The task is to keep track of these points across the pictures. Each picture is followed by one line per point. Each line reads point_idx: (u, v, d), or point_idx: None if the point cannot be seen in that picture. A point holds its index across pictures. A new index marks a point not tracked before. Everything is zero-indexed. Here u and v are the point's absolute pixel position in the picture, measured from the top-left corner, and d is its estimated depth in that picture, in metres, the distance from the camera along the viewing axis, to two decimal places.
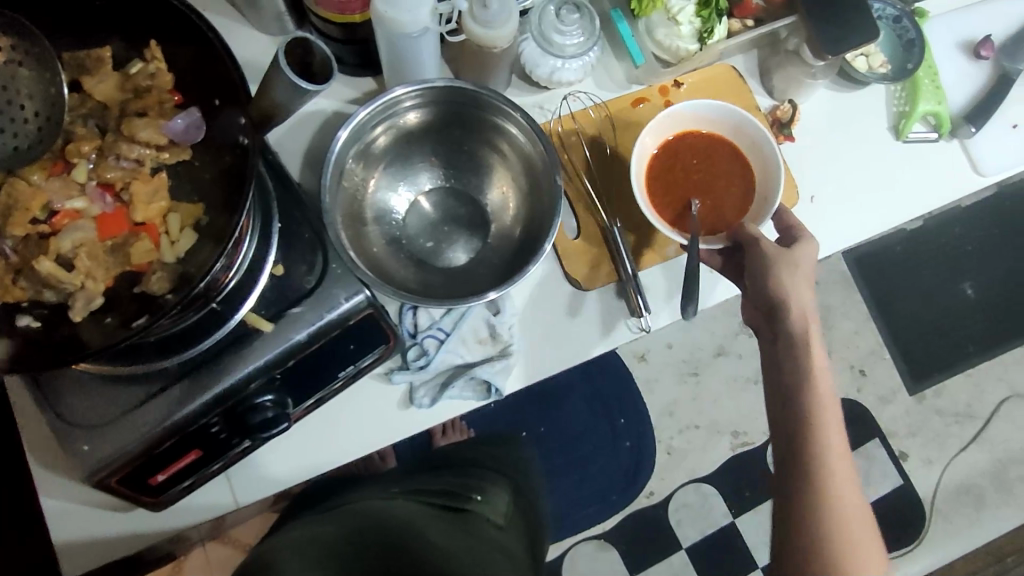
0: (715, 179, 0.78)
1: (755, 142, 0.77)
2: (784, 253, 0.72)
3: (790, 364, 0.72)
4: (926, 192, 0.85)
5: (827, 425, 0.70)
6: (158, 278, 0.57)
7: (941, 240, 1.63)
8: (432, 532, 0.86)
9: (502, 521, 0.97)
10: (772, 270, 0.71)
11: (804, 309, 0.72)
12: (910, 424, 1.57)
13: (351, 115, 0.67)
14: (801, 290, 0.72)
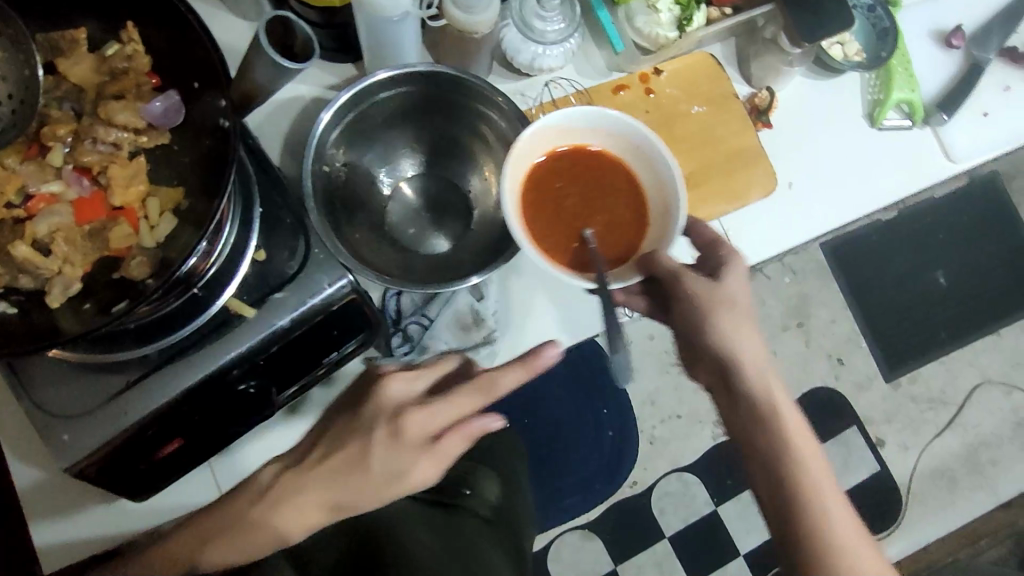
0: (608, 200, 0.71)
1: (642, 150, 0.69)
2: (716, 288, 0.63)
3: (751, 422, 0.62)
4: (899, 178, 0.87)
5: (812, 482, 0.59)
6: (139, 262, 0.57)
7: (915, 229, 1.66)
8: (415, 528, 0.84)
9: (490, 516, 0.94)
10: (705, 310, 0.62)
11: (752, 356, 0.62)
12: (886, 410, 1.60)
13: (332, 100, 0.67)
14: (749, 343, 0.62)
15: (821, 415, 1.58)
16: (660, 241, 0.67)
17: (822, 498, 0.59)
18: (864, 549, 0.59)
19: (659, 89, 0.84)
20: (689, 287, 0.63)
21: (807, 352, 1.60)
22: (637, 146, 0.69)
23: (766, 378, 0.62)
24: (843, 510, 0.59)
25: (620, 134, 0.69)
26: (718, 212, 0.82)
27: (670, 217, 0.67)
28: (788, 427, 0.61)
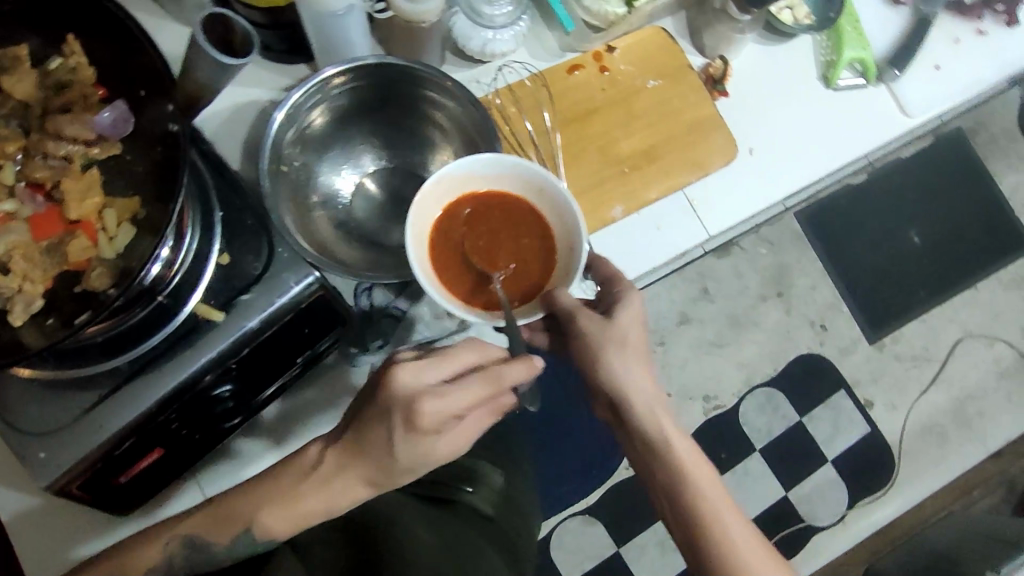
0: (514, 237, 0.71)
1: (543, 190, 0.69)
2: (610, 326, 0.65)
3: (644, 445, 0.67)
4: (858, 136, 0.88)
5: (708, 500, 0.65)
6: (100, 274, 0.57)
7: (885, 191, 1.68)
8: (416, 525, 0.80)
9: (490, 511, 0.97)
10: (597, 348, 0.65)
11: (643, 386, 0.67)
12: (872, 371, 1.62)
13: (284, 98, 0.67)
14: (640, 375, 0.66)
15: (808, 382, 1.60)
16: (564, 278, 0.68)
17: (709, 511, 0.64)
18: (752, 555, 0.64)
19: (614, 66, 0.84)
20: (586, 327, 0.65)
21: (790, 321, 1.61)
22: (538, 187, 0.69)
23: (655, 406, 0.67)
24: (730, 518, 0.65)
25: (521, 174, 0.69)
26: (683, 183, 0.83)
27: (574, 256, 0.67)
28: (676, 448, 0.66)
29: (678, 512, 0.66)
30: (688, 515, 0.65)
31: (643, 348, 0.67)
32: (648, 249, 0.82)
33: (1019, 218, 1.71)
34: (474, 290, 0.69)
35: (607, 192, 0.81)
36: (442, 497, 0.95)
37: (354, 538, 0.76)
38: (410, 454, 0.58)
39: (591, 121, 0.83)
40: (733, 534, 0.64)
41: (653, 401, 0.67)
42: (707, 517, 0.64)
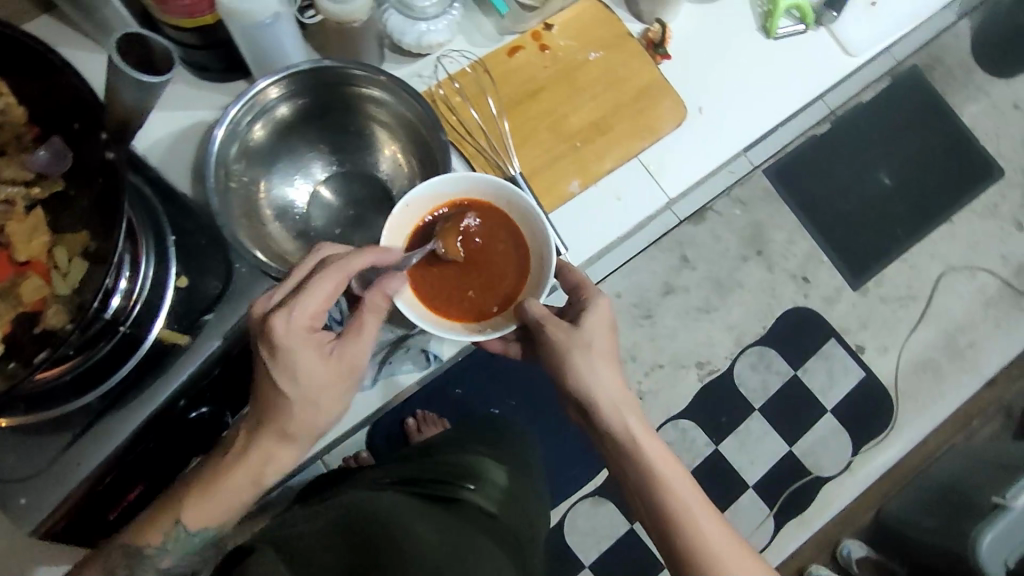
0: (488, 243, 0.74)
1: (513, 205, 0.72)
2: (576, 329, 0.69)
3: (620, 455, 0.67)
4: (804, 82, 0.88)
5: (681, 496, 0.64)
6: (56, 311, 0.56)
7: (849, 137, 1.68)
8: (419, 524, 0.79)
9: (495, 509, 0.96)
10: (564, 355, 0.68)
11: (610, 393, 0.68)
12: (859, 316, 1.63)
13: (222, 115, 0.67)
14: (607, 383, 0.68)
15: (798, 335, 1.61)
16: (538, 289, 0.71)
17: (688, 521, 0.63)
18: (738, 566, 0.61)
19: (553, 43, 0.84)
20: (554, 335, 0.68)
21: (772, 277, 1.62)
22: (509, 200, 0.72)
23: (626, 413, 0.68)
24: (711, 527, 0.63)
25: (491, 190, 0.72)
26: (636, 150, 0.83)
27: (546, 267, 0.71)
28: (649, 456, 0.66)
29: (658, 524, 0.64)
30: (667, 526, 0.63)
31: (610, 353, 0.70)
32: (610, 220, 0.82)
33: (985, 147, 1.71)
34: (453, 305, 0.72)
35: (562, 169, 0.82)
36: (445, 495, 0.94)
37: (358, 535, 0.75)
38: (283, 375, 0.58)
39: (537, 100, 0.83)
40: (715, 544, 0.62)
41: (620, 402, 0.68)
42: (686, 527, 0.62)
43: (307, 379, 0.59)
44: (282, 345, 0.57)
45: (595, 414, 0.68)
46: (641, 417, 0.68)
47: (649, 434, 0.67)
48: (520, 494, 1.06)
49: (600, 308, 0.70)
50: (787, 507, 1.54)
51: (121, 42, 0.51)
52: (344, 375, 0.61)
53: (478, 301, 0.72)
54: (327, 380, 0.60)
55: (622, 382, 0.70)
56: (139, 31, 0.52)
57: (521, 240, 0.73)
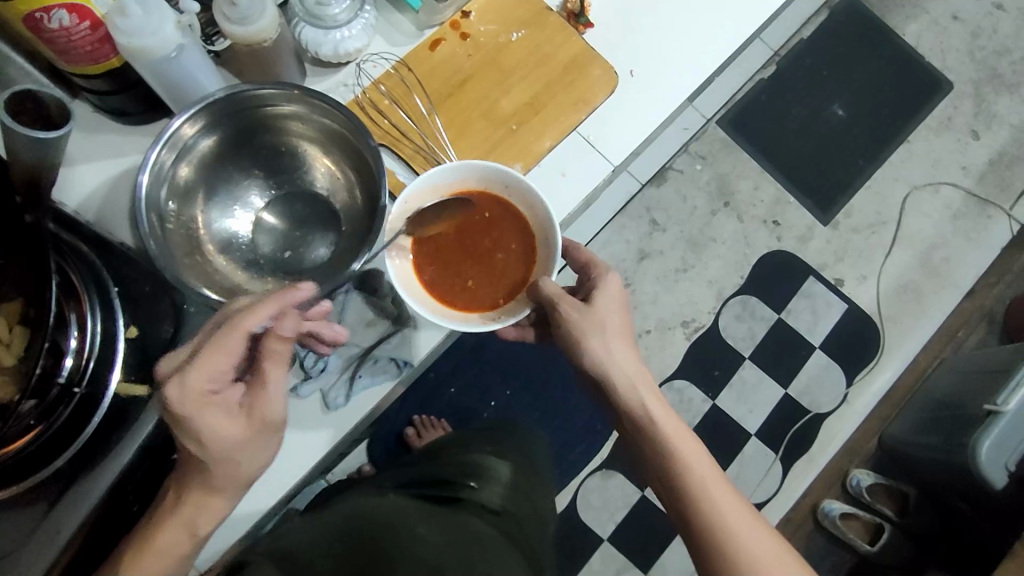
0: (490, 234, 0.74)
1: (512, 189, 0.72)
2: (590, 309, 0.69)
3: (637, 437, 0.67)
4: (730, 28, 0.88)
5: (694, 471, 0.64)
6: (3, 384, 0.57)
7: (798, 75, 1.68)
8: (417, 526, 0.79)
9: (498, 506, 0.94)
10: (579, 335, 0.68)
11: (625, 374, 0.68)
12: (834, 250, 1.64)
13: (143, 160, 0.65)
14: (622, 366, 0.68)
15: (776, 278, 1.61)
16: (547, 269, 0.71)
17: (708, 502, 0.62)
18: (761, 549, 0.60)
19: (473, 30, 0.83)
20: (569, 313, 0.68)
21: (743, 226, 1.62)
22: (505, 184, 0.72)
23: (644, 395, 0.68)
24: (731, 509, 0.62)
25: (485, 178, 0.72)
26: (571, 123, 0.82)
27: (552, 245, 0.71)
28: (667, 437, 0.65)
29: (676, 502, 0.64)
30: (685, 507, 0.63)
31: (624, 331, 0.70)
32: (559, 197, 0.81)
33: (930, 62, 1.72)
34: (466, 298, 0.72)
35: (503, 155, 0.81)
36: (447, 497, 0.93)
37: (355, 541, 0.76)
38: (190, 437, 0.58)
39: (468, 89, 0.82)
40: (735, 525, 0.61)
41: (636, 380, 0.68)
42: (704, 508, 0.62)
43: (217, 441, 0.58)
44: (182, 412, 0.56)
45: (612, 395, 0.68)
46: (660, 401, 0.68)
47: (667, 409, 0.67)
48: (530, 492, 1.06)
49: (612, 291, 0.71)
50: (793, 449, 1.55)
51: (10, 102, 0.50)
52: (259, 429, 0.60)
53: (490, 290, 0.73)
54: (239, 439, 0.59)
55: (640, 365, 0.70)
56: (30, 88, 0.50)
57: (524, 221, 0.73)
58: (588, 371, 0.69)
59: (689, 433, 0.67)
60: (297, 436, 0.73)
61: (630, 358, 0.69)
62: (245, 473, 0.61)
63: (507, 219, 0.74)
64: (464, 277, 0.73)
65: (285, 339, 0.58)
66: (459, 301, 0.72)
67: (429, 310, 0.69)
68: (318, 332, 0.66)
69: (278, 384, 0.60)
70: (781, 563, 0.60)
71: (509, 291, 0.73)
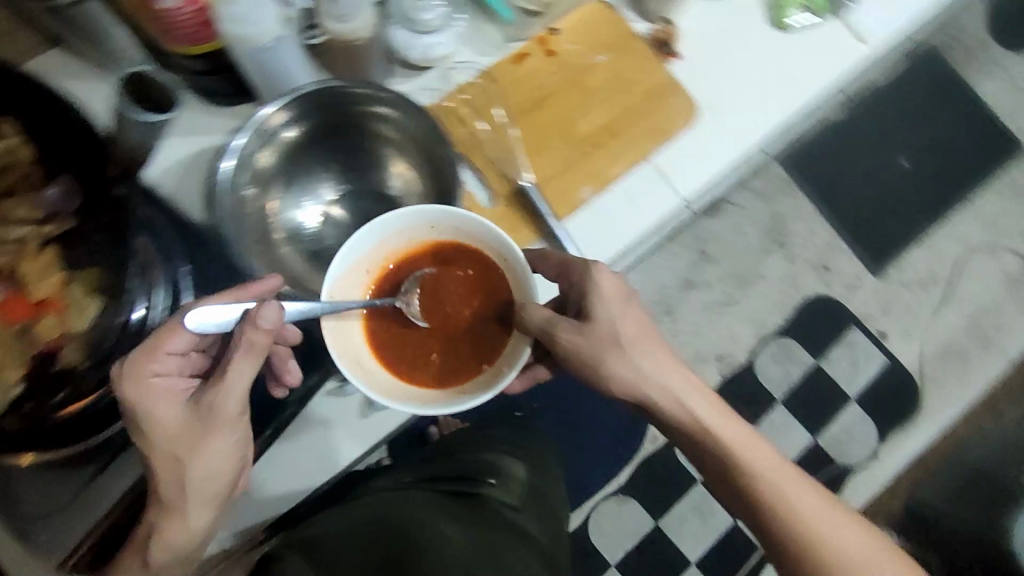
0: (459, 299, 0.69)
1: (448, 226, 0.67)
2: (590, 325, 0.64)
3: (700, 455, 0.64)
4: (817, 72, 0.86)
5: (758, 475, 0.62)
6: (73, 348, 0.59)
7: (867, 121, 1.65)
8: (442, 521, 0.79)
9: (517, 502, 0.96)
10: (597, 362, 0.64)
11: (672, 392, 0.64)
12: (881, 303, 1.60)
13: (228, 145, 0.67)
14: (661, 385, 0.64)
15: (820, 324, 1.58)
16: (523, 292, 0.65)
17: (794, 517, 0.60)
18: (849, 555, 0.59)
19: (560, 47, 0.83)
20: (565, 337, 0.63)
21: (793, 268, 1.59)
22: (432, 225, 0.67)
23: (698, 409, 0.64)
24: (815, 518, 0.61)
25: (409, 229, 0.67)
26: (647, 152, 0.82)
27: (517, 269, 0.65)
28: (737, 452, 0.62)
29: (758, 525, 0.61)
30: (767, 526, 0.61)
31: (643, 334, 0.65)
32: (627, 224, 0.80)
33: (1005, 124, 1.67)
34: (450, 369, 0.67)
35: (576, 176, 0.80)
36: (468, 492, 0.94)
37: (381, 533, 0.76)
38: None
39: (547, 107, 0.82)
40: (822, 534, 0.60)
41: (679, 382, 0.64)
42: (789, 524, 0.60)
43: (159, 430, 0.56)
44: (126, 394, 0.56)
45: (668, 416, 0.64)
46: (716, 407, 0.65)
47: (719, 410, 0.65)
48: (545, 483, 1.07)
49: (607, 293, 0.64)
50: None
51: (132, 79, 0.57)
52: (202, 425, 0.57)
53: (473, 353, 0.67)
54: (181, 430, 0.57)
55: (687, 372, 0.65)
56: (142, 70, 0.58)
57: (473, 250, 0.68)
58: (622, 396, 0.65)
59: (753, 438, 0.64)
60: (337, 433, 0.73)
61: (675, 367, 0.65)
62: (195, 478, 0.57)
63: (458, 257, 0.68)
64: (427, 350, 0.68)
65: (265, 332, 0.55)
66: (434, 373, 0.66)
67: (415, 404, 0.63)
68: (274, 358, 0.68)
69: (233, 382, 0.56)
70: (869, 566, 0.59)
71: (493, 339, 0.67)
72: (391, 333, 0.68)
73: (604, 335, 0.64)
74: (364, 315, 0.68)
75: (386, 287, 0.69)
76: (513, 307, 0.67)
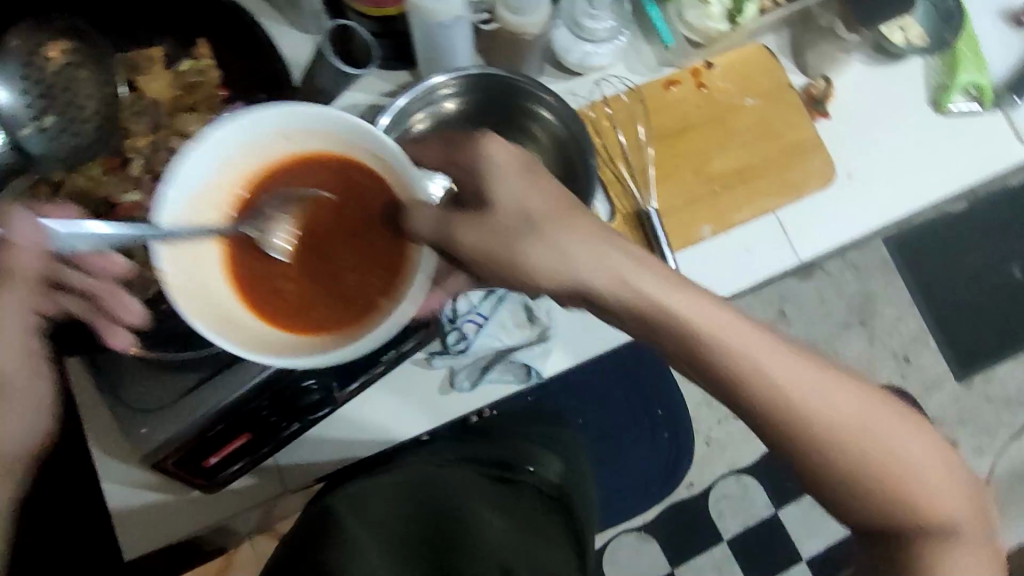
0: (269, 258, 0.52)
1: (283, 142, 0.51)
2: (489, 216, 0.51)
3: (759, 420, 0.54)
4: (968, 164, 0.84)
5: (862, 432, 0.53)
6: None
7: (988, 221, 1.56)
8: (494, 536, 0.73)
9: (562, 482, 0.87)
10: (508, 266, 0.51)
11: (648, 288, 0.51)
12: (956, 409, 1.53)
13: (391, 103, 0.69)
14: (593, 259, 0.51)
15: None
16: (410, 189, 0.49)
17: (882, 451, 0.53)
18: (940, 479, 0.54)
19: (711, 83, 0.83)
20: (466, 236, 0.50)
21: (872, 351, 1.52)
22: (281, 139, 0.50)
23: (715, 331, 0.51)
24: (907, 448, 0.53)
25: (253, 142, 0.50)
26: (773, 205, 0.81)
27: (396, 161, 0.49)
28: (794, 394, 0.52)
29: (829, 483, 0.54)
30: (846, 478, 0.53)
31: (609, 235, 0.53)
32: (737, 271, 0.80)
33: None
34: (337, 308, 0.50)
35: (699, 213, 0.80)
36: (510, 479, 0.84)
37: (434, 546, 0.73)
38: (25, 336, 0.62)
39: (685, 139, 0.82)
40: (913, 468, 0.53)
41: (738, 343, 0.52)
42: (877, 467, 0.53)
43: None
44: None
45: (713, 365, 0.52)
46: (691, 293, 0.52)
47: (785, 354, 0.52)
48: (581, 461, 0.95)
49: (505, 163, 0.52)
50: None
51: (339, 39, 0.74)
52: None
53: (369, 281, 0.50)
54: None
55: (674, 276, 0.53)
56: (348, 30, 0.73)
57: (347, 161, 0.51)
58: (542, 290, 0.53)
59: (788, 347, 0.53)
60: (411, 403, 0.75)
61: (650, 262, 0.52)
62: None
63: (311, 171, 0.51)
64: (296, 288, 0.51)
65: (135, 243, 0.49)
66: (331, 312, 0.50)
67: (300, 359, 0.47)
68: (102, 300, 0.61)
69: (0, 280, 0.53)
70: (960, 488, 0.55)
71: (387, 258, 0.50)
72: (253, 263, 0.52)
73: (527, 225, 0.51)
74: (222, 242, 0.51)
75: (248, 210, 0.51)
76: (402, 208, 0.49)
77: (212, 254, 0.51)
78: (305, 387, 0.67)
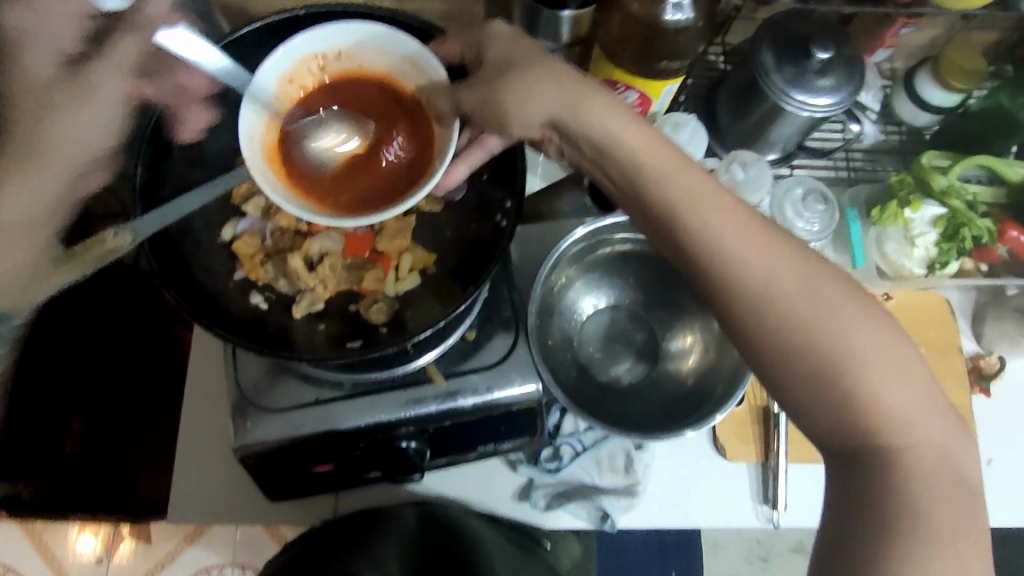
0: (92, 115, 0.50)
1: (342, 55, 0.58)
2: (483, 65, 0.54)
3: (746, 357, 0.47)
4: None
5: None
6: (378, 308, 0.64)
7: None
8: None
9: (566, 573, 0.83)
10: (499, 104, 0.52)
11: (597, 129, 0.50)
12: None
13: (593, 221, 0.75)
14: (561, 93, 0.51)
15: None
16: (420, 71, 0.57)
17: (835, 396, 0.44)
18: (922, 440, 0.43)
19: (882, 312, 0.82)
20: (467, 95, 0.54)
21: None
22: (338, 54, 0.58)
23: (660, 184, 0.48)
24: (864, 376, 0.43)
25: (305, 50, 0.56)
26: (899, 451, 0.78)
27: (406, 48, 0.57)
28: (752, 302, 0.45)
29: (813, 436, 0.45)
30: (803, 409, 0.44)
31: (710, 255, 0.46)
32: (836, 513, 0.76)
33: None
34: (375, 182, 0.57)
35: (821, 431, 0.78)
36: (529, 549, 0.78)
37: None
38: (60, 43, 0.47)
39: None
40: (878, 458, 0.43)
41: (883, 478, 0.43)
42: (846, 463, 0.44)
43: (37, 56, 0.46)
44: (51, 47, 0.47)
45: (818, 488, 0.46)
46: (637, 140, 0.49)
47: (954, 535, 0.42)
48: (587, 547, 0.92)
49: (496, 38, 0.55)
50: None
51: None
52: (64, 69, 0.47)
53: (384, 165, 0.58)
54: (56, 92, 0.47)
55: (647, 132, 0.50)
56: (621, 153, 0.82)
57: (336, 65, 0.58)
58: (529, 126, 0.53)
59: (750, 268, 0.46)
60: (480, 497, 0.75)
61: (606, 105, 0.50)
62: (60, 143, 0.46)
63: (365, 84, 0.59)
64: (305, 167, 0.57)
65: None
66: (363, 185, 0.57)
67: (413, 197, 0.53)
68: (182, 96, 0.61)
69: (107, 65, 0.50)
70: (946, 468, 0.43)
71: (421, 144, 0.58)
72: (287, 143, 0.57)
73: (558, 108, 0.51)
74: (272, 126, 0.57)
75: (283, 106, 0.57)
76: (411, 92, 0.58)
77: (285, 140, 0.57)
78: (395, 447, 0.67)
